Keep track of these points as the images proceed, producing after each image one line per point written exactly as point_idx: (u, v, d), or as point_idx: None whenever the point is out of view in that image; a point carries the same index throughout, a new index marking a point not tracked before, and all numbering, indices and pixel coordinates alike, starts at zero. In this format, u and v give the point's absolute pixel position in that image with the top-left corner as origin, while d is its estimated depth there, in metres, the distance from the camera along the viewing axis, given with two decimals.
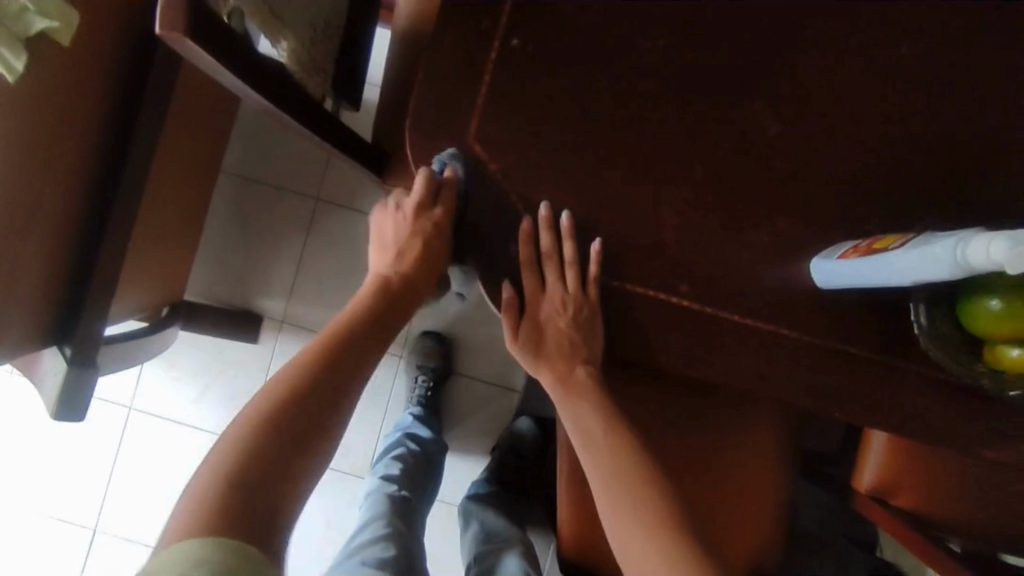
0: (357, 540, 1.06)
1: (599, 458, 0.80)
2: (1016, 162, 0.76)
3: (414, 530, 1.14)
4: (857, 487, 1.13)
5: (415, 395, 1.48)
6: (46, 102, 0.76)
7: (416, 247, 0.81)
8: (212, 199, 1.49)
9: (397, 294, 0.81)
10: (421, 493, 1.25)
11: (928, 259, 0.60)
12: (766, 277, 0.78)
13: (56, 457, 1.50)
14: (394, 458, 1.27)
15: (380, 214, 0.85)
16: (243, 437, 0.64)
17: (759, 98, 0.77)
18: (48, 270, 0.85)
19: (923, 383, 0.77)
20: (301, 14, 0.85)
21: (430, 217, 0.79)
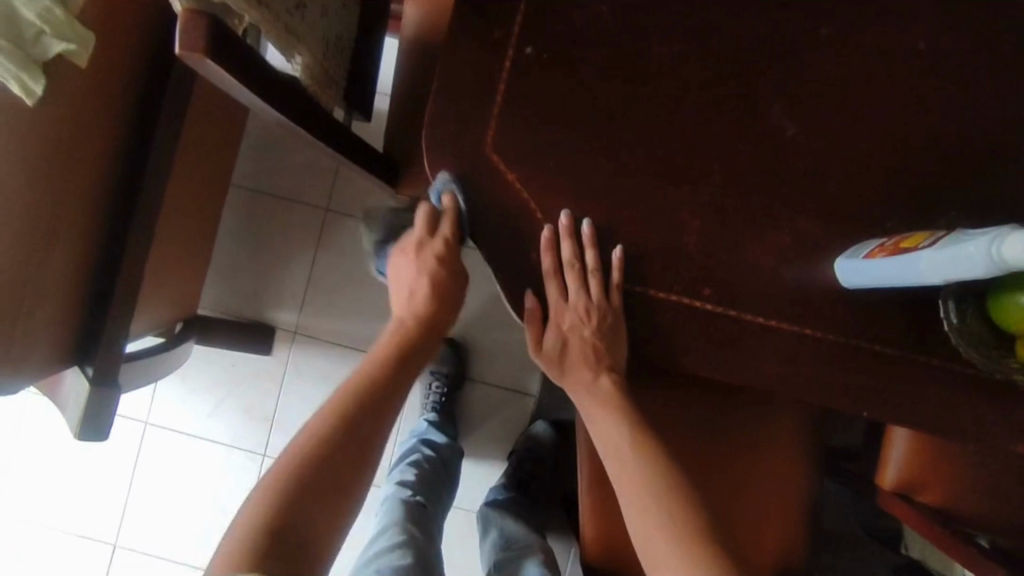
0: (373, 549, 1.00)
1: (623, 463, 0.79)
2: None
3: (430, 536, 1.08)
4: (881, 484, 1.12)
5: (430, 402, 1.48)
6: (60, 125, 0.76)
7: (427, 287, 0.83)
8: (224, 212, 1.49)
9: (416, 333, 0.83)
10: (436, 499, 1.21)
11: (959, 258, 0.59)
12: (789, 277, 0.77)
13: (74, 474, 1.51)
14: (411, 464, 1.25)
15: (397, 256, 0.87)
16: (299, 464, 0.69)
17: (777, 98, 0.77)
18: (68, 292, 0.85)
19: (952, 380, 0.76)
20: (315, 27, 0.85)
21: (434, 251, 0.82)
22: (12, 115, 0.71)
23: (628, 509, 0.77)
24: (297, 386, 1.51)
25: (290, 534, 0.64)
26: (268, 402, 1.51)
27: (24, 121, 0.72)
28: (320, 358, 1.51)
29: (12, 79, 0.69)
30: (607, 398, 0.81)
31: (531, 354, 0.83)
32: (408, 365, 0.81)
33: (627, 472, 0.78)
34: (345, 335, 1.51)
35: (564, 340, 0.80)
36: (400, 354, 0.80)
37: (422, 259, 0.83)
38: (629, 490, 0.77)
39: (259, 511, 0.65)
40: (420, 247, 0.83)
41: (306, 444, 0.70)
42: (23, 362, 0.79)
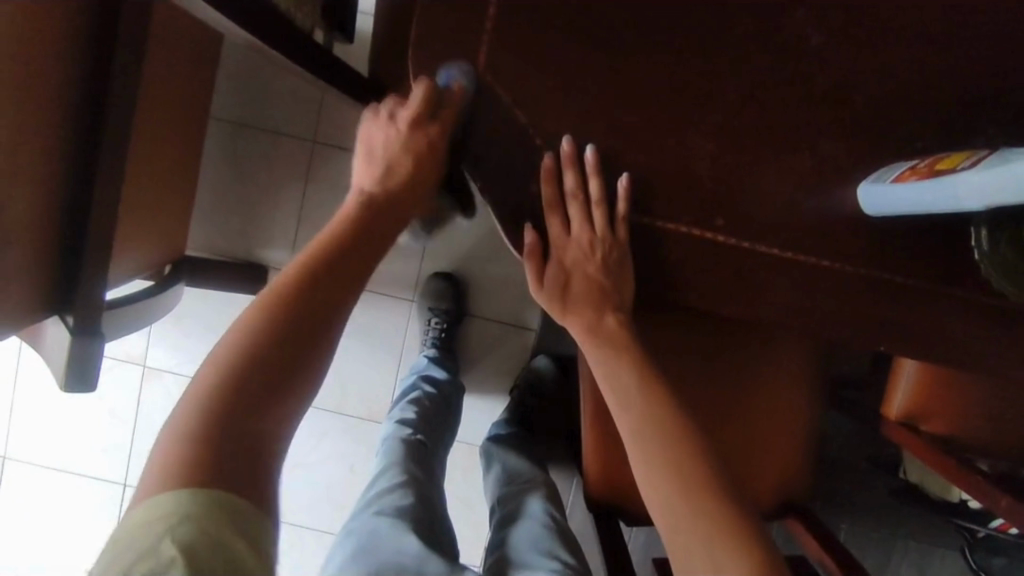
0: (374, 490, 0.98)
1: (627, 398, 0.72)
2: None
3: (431, 474, 1.08)
4: (886, 414, 1.10)
5: (429, 338, 1.44)
6: (9, 54, 0.68)
7: (408, 159, 0.73)
8: (204, 145, 1.41)
9: (376, 218, 0.70)
10: (437, 437, 1.20)
11: (1005, 179, 0.53)
12: (807, 205, 0.72)
13: (77, 417, 1.50)
14: (411, 402, 1.24)
15: (369, 122, 0.75)
16: (224, 374, 0.55)
17: (802, 4, 0.69)
18: (35, 239, 0.79)
19: (972, 312, 0.73)
20: None
21: (426, 131, 0.72)
22: None
23: (626, 437, 0.71)
24: None
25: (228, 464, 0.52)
26: None
27: None
28: None
29: None
30: (608, 333, 0.75)
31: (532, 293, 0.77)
32: (369, 234, 0.68)
33: (628, 400, 0.72)
34: None
35: (565, 280, 0.75)
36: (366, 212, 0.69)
37: (400, 128, 0.73)
38: (633, 419, 0.70)
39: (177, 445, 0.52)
40: (404, 128, 0.73)
41: (239, 346, 0.57)
42: None
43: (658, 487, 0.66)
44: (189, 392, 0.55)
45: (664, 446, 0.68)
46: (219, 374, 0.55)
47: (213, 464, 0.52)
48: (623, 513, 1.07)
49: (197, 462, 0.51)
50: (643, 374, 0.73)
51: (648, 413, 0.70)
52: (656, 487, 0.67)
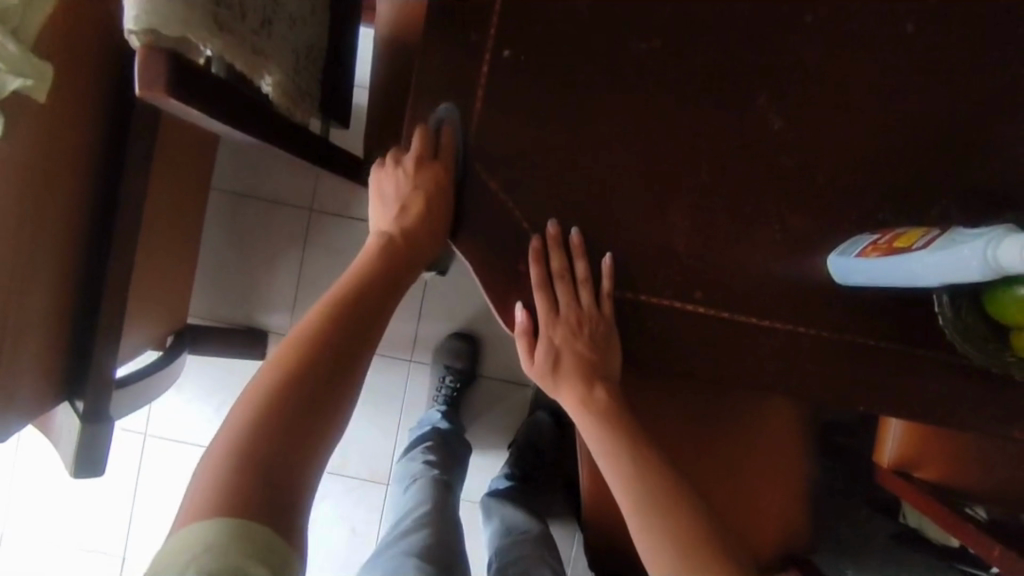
0: (400, 528, 1.11)
1: (621, 468, 0.74)
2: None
3: (451, 510, 1.18)
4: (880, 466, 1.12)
5: (442, 394, 1.53)
6: (46, 163, 0.73)
7: (418, 198, 0.76)
8: (206, 217, 1.46)
9: (403, 251, 0.76)
10: (453, 477, 1.30)
11: (953, 263, 0.57)
12: (782, 275, 0.76)
13: (80, 491, 1.51)
14: (427, 447, 1.33)
15: (378, 172, 0.80)
16: (260, 406, 0.61)
17: (765, 91, 0.75)
18: (53, 331, 0.82)
19: (947, 370, 0.76)
20: (283, 38, 0.71)
21: (433, 168, 0.76)
22: (10, 161, 0.67)
23: (623, 505, 0.72)
24: None
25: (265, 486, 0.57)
26: None
27: (18, 163, 0.68)
28: None
29: (18, 84, 0.64)
30: (599, 403, 0.76)
31: (523, 366, 0.79)
32: (391, 281, 0.75)
33: (623, 470, 0.73)
34: None
35: (555, 354, 0.77)
36: (393, 263, 0.75)
37: (403, 173, 0.77)
38: (631, 490, 0.72)
39: (217, 472, 0.57)
40: (413, 168, 0.77)
41: (278, 373, 0.63)
42: (11, 407, 0.77)
43: (659, 563, 0.69)
44: (220, 438, 0.60)
45: (660, 513, 0.70)
46: (256, 409, 0.61)
47: (251, 486, 0.56)
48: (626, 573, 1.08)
49: (237, 486, 0.56)
50: (636, 443, 0.75)
51: (643, 483, 0.72)
52: (659, 562, 0.69)
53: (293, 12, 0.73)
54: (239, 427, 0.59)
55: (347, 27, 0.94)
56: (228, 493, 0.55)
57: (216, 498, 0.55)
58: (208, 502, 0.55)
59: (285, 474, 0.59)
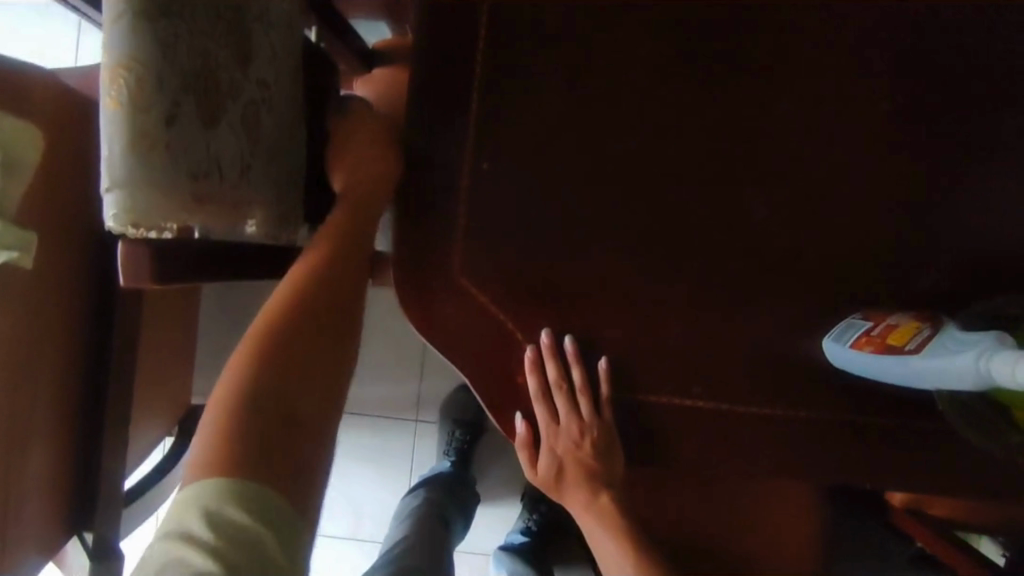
0: (373, 567, 1.17)
1: (621, 568, 0.78)
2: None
3: (436, 553, 1.20)
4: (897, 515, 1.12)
5: (452, 449, 1.53)
6: (38, 315, 0.73)
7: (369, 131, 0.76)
8: (202, 299, 1.47)
9: (372, 189, 0.73)
10: (447, 521, 1.32)
11: (949, 372, 0.57)
12: (778, 361, 0.76)
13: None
14: (422, 489, 1.38)
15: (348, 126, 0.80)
16: (247, 359, 0.59)
17: (745, 182, 0.75)
18: (58, 471, 0.81)
19: (955, 443, 0.76)
20: (265, 173, 0.72)
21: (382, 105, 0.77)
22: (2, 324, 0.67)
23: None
24: None
25: (264, 443, 0.55)
26: None
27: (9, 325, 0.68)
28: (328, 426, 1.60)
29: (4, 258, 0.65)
30: (600, 508, 0.78)
31: (526, 471, 0.80)
32: (365, 219, 0.72)
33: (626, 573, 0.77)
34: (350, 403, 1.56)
35: (557, 463, 0.77)
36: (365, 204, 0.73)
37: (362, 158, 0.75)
38: None
39: (216, 429, 0.54)
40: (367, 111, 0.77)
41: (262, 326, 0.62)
42: (24, 558, 0.76)
43: None
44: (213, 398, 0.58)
45: None
46: (242, 365, 0.59)
47: (252, 442, 0.54)
48: None
49: (232, 443, 0.54)
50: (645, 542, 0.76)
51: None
52: None
53: (273, 141, 0.73)
54: (225, 384, 0.58)
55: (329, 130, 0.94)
56: (220, 447, 0.53)
57: (216, 455, 0.53)
58: (205, 463, 0.53)
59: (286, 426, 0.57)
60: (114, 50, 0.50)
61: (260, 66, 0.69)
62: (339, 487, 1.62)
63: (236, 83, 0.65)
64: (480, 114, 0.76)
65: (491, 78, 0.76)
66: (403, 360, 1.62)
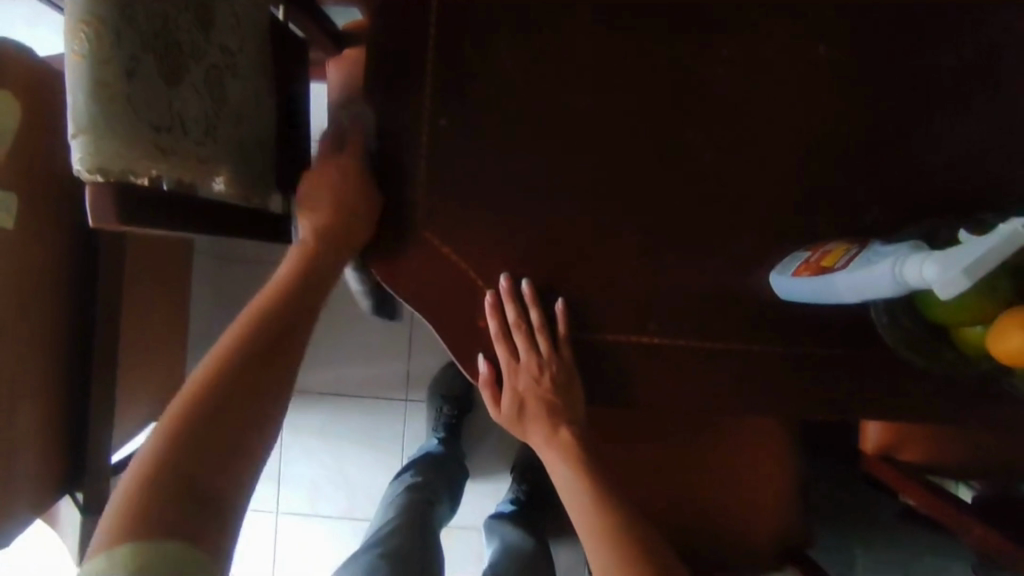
0: (371, 539, 1.19)
1: (581, 500, 0.78)
2: (958, 142, 0.77)
3: (429, 535, 1.23)
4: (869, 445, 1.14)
5: (440, 424, 1.56)
6: (24, 278, 0.77)
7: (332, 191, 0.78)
8: (194, 285, 1.55)
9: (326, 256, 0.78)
10: (438, 501, 1.35)
11: (872, 281, 0.61)
12: (728, 298, 0.79)
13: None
14: (415, 472, 1.40)
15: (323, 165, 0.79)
16: (171, 427, 0.66)
17: (689, 128, 0.79)
18: (47, 429, 0.85)
19: (901, 368, 0.79)
20: (234, 140, 0.76)
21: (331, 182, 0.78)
22: None
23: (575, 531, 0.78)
24: None
25: (167, 509, 0.62)
26: None
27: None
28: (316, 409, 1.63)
29: None
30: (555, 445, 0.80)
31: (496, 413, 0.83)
32: (306, 274, 0.77)
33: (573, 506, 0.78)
34: None
35: (519, 402, 0.81)
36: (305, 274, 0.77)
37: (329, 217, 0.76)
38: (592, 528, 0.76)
39: (133, 488, 0.62)
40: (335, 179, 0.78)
41: (199, 387, 0.68)
42: (15, 509, 0.80)
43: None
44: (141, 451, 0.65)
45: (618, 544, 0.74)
46: (173, 427, 0.66)
47: (155, 510, 0.61)
48: None
49: (139, 512, 0.61)
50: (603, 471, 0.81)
51: (600, 510, 0.77)
52: None
53: (238, 107, 0.77)
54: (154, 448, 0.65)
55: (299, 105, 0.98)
56: (130, 508, 0.61)
57: (125, 516, 0.61)
58: (110, 529, 0.60)
59: (189, 497, 0.63)
60: (77, 8, 0.54)
61: (223, 34, 0.73)
62: (331, 468, 1.65)
63: (200, 49, 0.69)
64: (435, 76, 0.81)
65: (444, 42, 0.81)
66: (390, 342, 1.65)
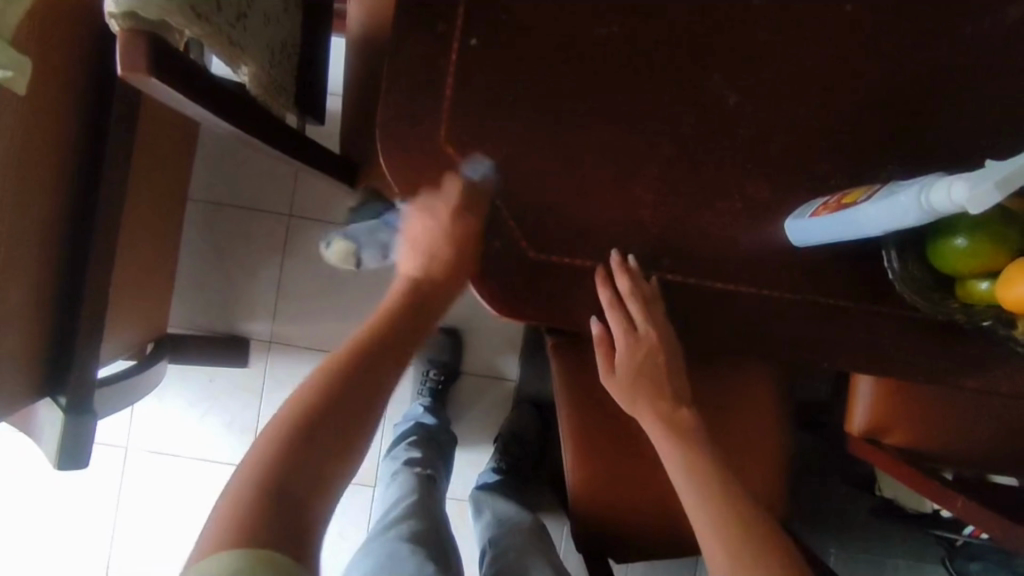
0: (389, 516, 1.09)
1: (698, 467, 0.78)
2: (976, 106, 0.79)
3: (434, 505, 1.16)
4: (857, 425, 1.12)
5: (426, 388, 1.55)
6: (25, 157, 0.75)
7: (447, 250, 0.79)
8: (185, 227, 1.51)
9: (416, 310, 0.76)
10: (439, 472, 1.29)
11: (896, 210, 0.61)
12: (742, 241, 0.80)
13: (59, 494, 1.49)
14: (411, 445, 1.32)
15: (420, 215, 0.80)
16: (292, 420, 0.64)
17: (716, 70, 0.79)
18: (33, 323, 0.82)
19: (904, 324, 0.80)
20: (259, 34, 0.75)
21: (452, 216, 0.78)
22: None
23: (684, 501, 0.77)
24: (277, 392, 1.54)
25: (287, 511, 0.59)
26: (250, 415, 1.53)
27: None
28: (298, 366, 1.54)
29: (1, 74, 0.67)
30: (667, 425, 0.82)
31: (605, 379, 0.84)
32: (404, 332, 0.74)
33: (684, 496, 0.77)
34: (323, 339, 1.55)
35: (635, 372, 0.82)
36: (419, 303, 0.77)
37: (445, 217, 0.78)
38: (707, 499, 0.75)
39: (251, 486, 0.59)
40: (445, 219, 0.79)
41: (311, 395, 0.66)
42: None
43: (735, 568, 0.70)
44: (255, 447, 0.62)
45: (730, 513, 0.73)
46: (291, 426, 0.63)
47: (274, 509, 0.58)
48: (613, 550, 1.11)
49: (257, 505, 0.58)
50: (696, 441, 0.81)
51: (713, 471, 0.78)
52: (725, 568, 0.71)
53: (265, 2, 0.76)
54: (271, 445, 0.62)
55: (320, 25, 0.96)
56: (248, 514, 0.57)
57: (239, 518, 0.57)
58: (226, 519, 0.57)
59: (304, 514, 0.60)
60: None
61: None
62: None
63: None
64: None
65: None
66: None
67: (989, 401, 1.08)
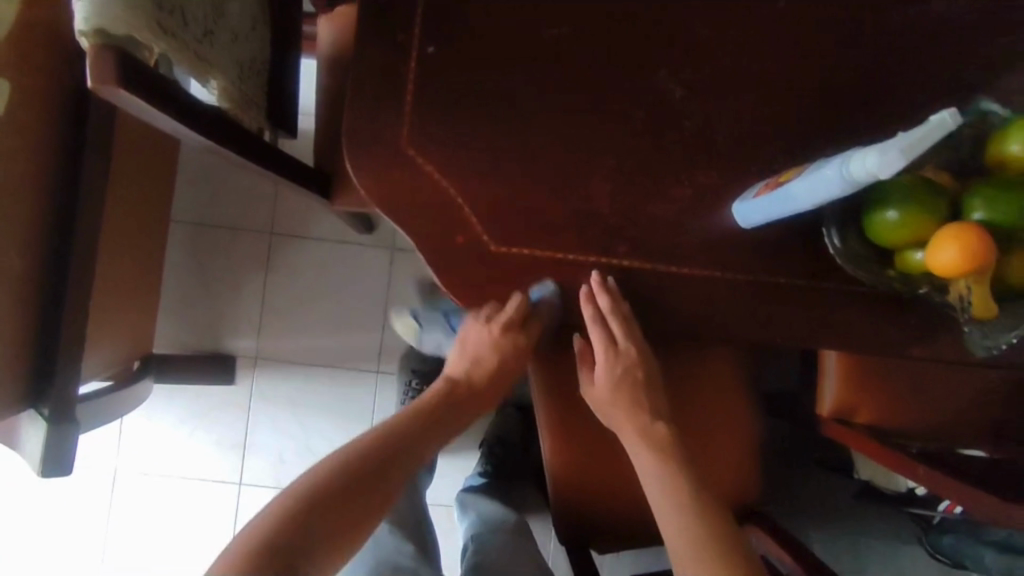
0: None
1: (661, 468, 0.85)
2: (910, 91, 0.83)
3: (412, 498, 1.17)
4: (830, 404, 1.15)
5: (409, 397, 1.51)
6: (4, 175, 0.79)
7: (494, 356, 0.90)
8: (169, 248, 1.54)
9: (451, 404, 0.92)
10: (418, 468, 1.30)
11: (822, 182, 0.66)
12: (694, 226, 0.84)
13: (50, 516, 1.51)
14: None
15: (473, 325, 0.89)
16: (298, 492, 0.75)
17: (660, 66, 0.85)
18: (13, 336, 0.85)
19: (852, 298, 0.84)
20: (227, 50, 0.79)
21: (516, 337, 0.88)
22: None
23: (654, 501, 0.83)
24: (263, 406, 1.56)
25: (285, 549, 0.69)
26: (237, 430, 1.56)
27: None
28: (283, 379, 1.57)
29: None
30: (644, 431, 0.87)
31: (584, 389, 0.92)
32: (437, 421, 0.90)
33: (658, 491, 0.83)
34: (307, 351, 1.58)
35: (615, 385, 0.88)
36: (449, 403, 0.91)
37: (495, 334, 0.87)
38: (673, 500, 0.81)
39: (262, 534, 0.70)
40: (496, 332, 0.87)
41: (317, 481, 0.77)
42: None
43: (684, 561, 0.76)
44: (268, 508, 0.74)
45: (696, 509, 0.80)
46: (296, 495, 0.74)
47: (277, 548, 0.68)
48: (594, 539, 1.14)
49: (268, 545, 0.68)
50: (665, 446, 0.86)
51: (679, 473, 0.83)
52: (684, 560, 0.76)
53: (234, 22, 0.81)
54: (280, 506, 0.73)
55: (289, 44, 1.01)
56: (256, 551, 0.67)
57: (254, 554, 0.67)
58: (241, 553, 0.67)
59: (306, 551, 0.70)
60: None
61: None
62: None
63: None
64: (425, 6, 0.85)
65: None
66: None
67: (950, 375, 1.12)
